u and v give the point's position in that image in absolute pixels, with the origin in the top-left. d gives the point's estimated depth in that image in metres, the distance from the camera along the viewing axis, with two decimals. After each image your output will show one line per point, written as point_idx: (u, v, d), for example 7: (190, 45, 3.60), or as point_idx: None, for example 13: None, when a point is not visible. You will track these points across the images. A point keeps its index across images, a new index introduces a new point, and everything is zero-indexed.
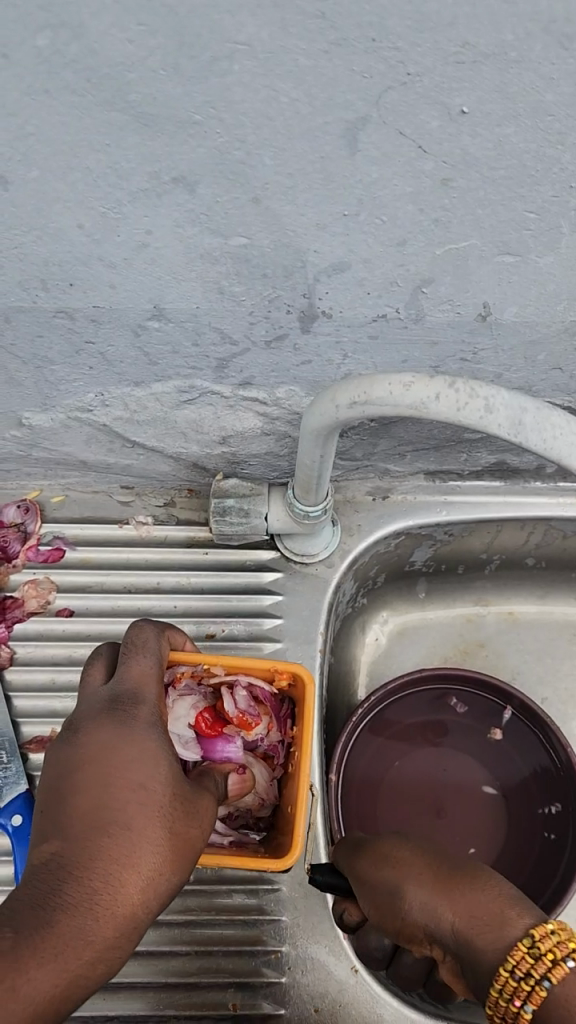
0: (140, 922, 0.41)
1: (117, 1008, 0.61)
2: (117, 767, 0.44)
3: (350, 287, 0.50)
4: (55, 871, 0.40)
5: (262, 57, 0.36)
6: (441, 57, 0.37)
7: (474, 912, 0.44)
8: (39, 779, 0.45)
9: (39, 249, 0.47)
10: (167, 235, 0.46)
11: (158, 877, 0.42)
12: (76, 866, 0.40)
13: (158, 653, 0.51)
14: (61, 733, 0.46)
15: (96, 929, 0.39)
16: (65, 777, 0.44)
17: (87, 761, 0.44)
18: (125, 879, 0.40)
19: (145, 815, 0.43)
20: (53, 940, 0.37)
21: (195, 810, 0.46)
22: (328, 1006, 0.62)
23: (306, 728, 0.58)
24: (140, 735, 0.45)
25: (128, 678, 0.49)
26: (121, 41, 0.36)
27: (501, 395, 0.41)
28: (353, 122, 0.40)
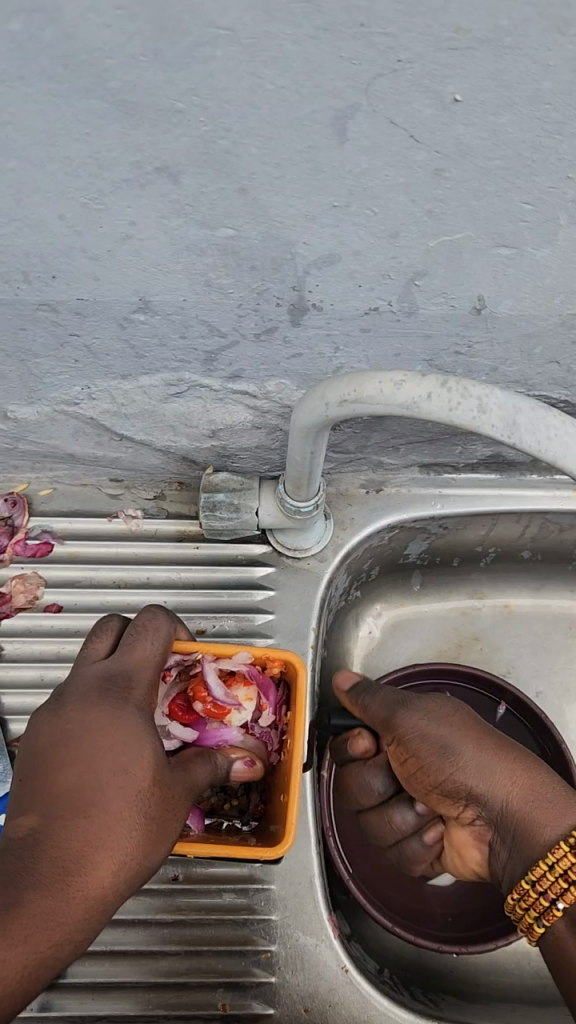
0: (111, 904, 0.40)
1: (106, 1007, 0.61)
2: (102, 750, 0.42)
3: (341, 280, 0.49)
4: (30, 846, 0.39)
5: (246, 41, 0.35)
6: (434, 43, 0.35)
7: (533, 795, 0.52)
8: (18, 754, 0.44)
9: (20, 240, 0.45)
10: (151, 227, 0.44)
11: (132, 862, 0.41)
12: (51, 843, 0.39)
13: (164, 639, 0.50)
14: (52, 708, 0.45)
15: (67, 910, 0.38)
16: (47, 754, 0.42)
17: (71, 741, 0.42)
18: (98, 862, 0.39)
19: (123, 798, 0.41)
20: (24, 919, 0.36)
21: (173, 800, 0.45)
22: (318, 1006, 0.61)
23: (297, 709, 0.55)
24: (128, 720, 0.44)
25: (126, 662, 0.48)
26: (98, 26, 0.34)
27: (494, 395, 0.40)
28: (342, 110, 0.38)
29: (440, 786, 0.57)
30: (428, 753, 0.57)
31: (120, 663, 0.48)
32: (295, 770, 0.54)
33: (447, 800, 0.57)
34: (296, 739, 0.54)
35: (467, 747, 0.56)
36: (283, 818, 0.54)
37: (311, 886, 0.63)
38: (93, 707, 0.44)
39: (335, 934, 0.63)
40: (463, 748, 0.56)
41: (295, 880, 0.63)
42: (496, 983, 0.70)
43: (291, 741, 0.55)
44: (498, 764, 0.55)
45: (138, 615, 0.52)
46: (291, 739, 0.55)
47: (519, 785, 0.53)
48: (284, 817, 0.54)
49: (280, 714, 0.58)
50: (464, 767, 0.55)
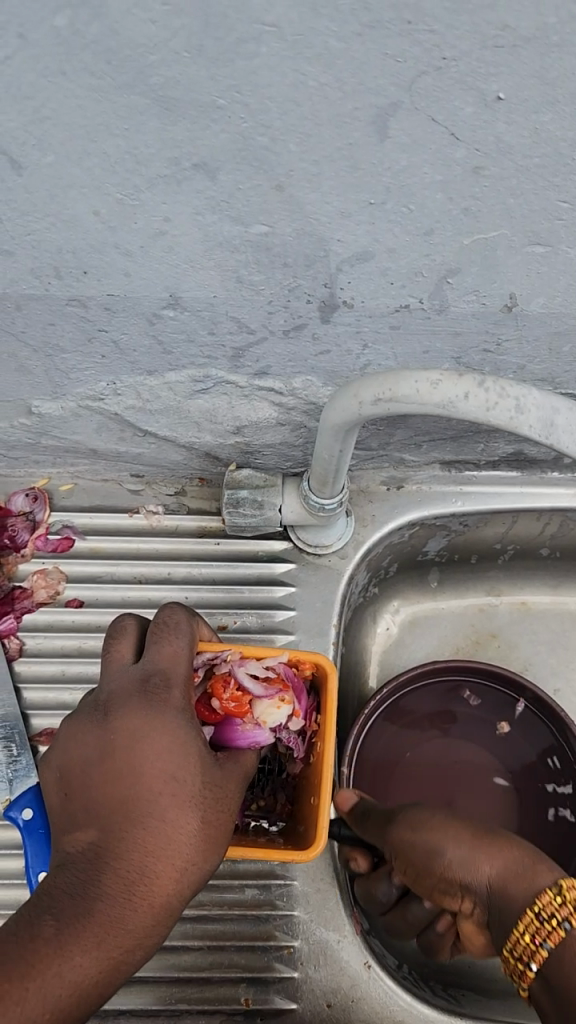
0: (177, 906, 0.41)
1: (128, 1002, 0.61)
2: (150, 758, 0.42)
3: (374, 278, 0.48)
4: (93, 860, 0.40)
5: (291, 38, 0.35)
6: (480, 41, 0.35)
7: (509, 872, 0.49)
8: (60, 763, 0.44)
9: (53, 236, 0.45)
10: (186, 223, 0.44)
11: (192, 866, 0.42)
12: (114, 856, 0.40)
13: (190, 634, 0.49)
14: (92, 716, 0.45)
15: (135, 917, 0.39)
16: (93, 766, 0.43)
17: (116, 751, 0.43)
18: (160, 872, 0.40)
19: (178, 806, 0.42)
20: (96, 929, 0.38)
21: (225, 796, 0.45)
22: (341, 1001, 0.61)
23: (328, 717, 0.56)
24: (173, 722, 0.43)
25: (157, 660, 0.47)
26: (143, 22, 0.34)
27: (532, 396, 0.40)
28: (383, 108, 0.38)
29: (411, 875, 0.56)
30: (420, 855, 0.54)
31: (153, 661, 0.47)
32: (328, 770, 0.54)
33: (444, 895, 0.53)
34: (328, 745, 0.55)
35: (456, 843, 0.52)
36: (313, 817, 0.54)
37: (333, 882, 0.64)
38: (132, 709, 0.44)
39: (357, 930, 0.63)
40: (446, 847, 0.53)
41: (317, 877, 0.64)
42: None
43: (321, 746, 0.55)
44: (484, 843, 0.52)
45: (162, 610, 0.51)
46: (321, 740, 0.56)
47: (501, 861, 0.50)
48: (314, 820, 0.54)
49: (310, 720, 0.56)
50: (448, 863, 0.52)
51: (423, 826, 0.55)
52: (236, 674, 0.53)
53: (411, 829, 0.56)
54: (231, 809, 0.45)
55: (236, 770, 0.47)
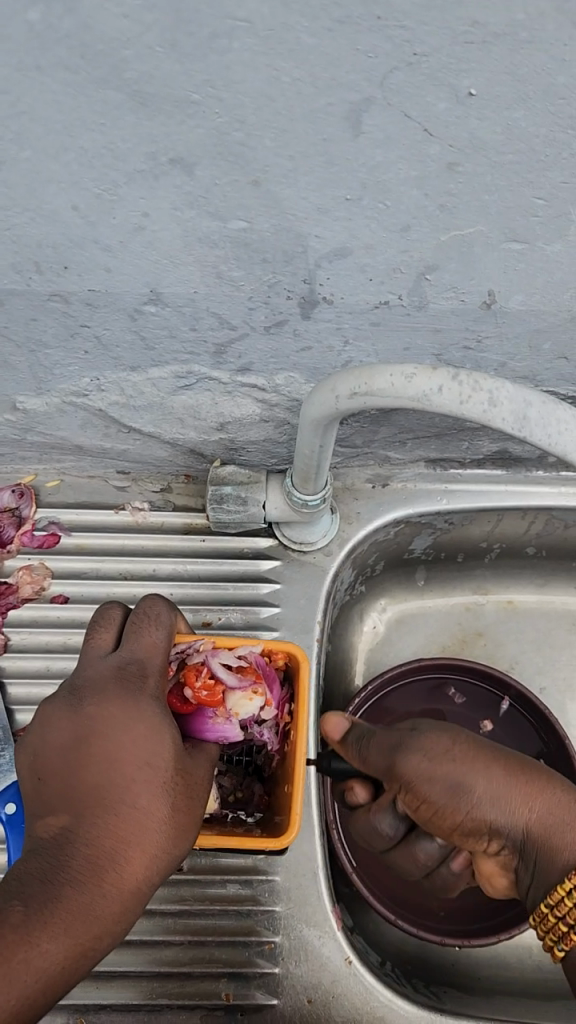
0: (147, 895, 0.41)
1: (110, 997, 0.61)
2: (123, 742, 0.43)
3: (353, 274, 0.49)
4: (64, 846, 0.40)
5: (263, 34, 0.35)
6: (450, 37, 0.35)
7: (555, 816, 0.50)
8: (30, 751, 0.44)
9: (33, 230, 0.45)
10: (164, 218, 0.45)
11: (163, 853, 0.42)
12: (85, 840, 0.40)
13: (169, 627, 0.50)
14: (64, 703, 0.45)
15: (104, 903, 0.39)
16: (65, 752, 0.43)
17: (89, 736, 0.43)
18: (131, 857, 0.40)
19: (150, 792, 0.42)
20: (65, 914, 0.37)
21: (196, 785, 0.46)
22: (321, 997, 0.61)
23: (301, 706, 0.56)
24: (149, 710, 0.44)
25: (135, 651, 0.48)
26: (116, 16, 0.34)
27: (505, 388, 0.40)
28: (356, 103, 0.38)
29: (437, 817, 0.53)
30: (442, 796, 0.52)
31: (131, 652, 0.48)
32: (301, 755, 0.54)
33: (467, 837, 0.52)
34: (301, 730, 0.55)
35: (494, 796, 0.51)
36: (289, 808, 0.54)
37: (315, 878, 0.64)
38: (109, 694, 0.44)
39: (339, 926, 0.63)
40: (475, 786, 0.51)
41: (299, 872, 0.64)
42: (497, 977, 0.70)
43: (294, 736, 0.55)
44: (532, 795, 0.51)
45: (139, 603, 0.52)
46: (294, 725, 0.56)
47: (544, 804, 0.50)
48: (288, 807, 0.54)
49: (284, 712, 0.56)
50: (477, 802, 0.51)
51: (435, 778, 0.52)
52: (209, 663, 0.53)
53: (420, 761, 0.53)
54: (200, 798, 0.46)
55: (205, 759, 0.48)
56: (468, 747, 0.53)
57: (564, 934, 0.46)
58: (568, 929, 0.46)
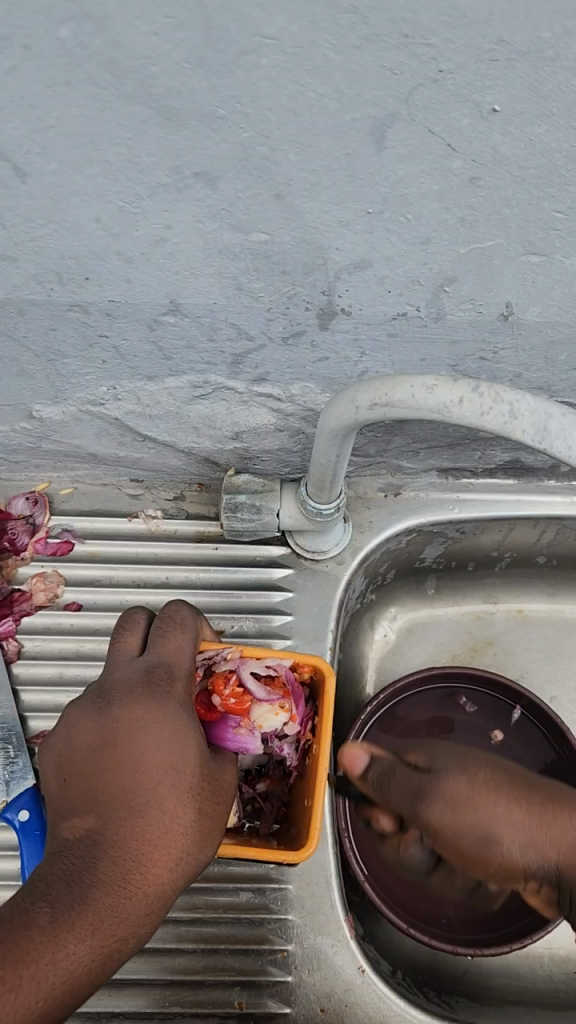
0: (169, 899, 0.41)
1: (123, 1004, 0.61)
2: (150, 747, 0.43)
3: (371, 286, 0.49)
4: (89, 844, 0.40)
5: (290, 51, 0.35)
6: (475, 55, 0.36)
7: (517, 825, 0.49)
8: (56, 753, 0.45)
9: (56, 242, 0.46)
10: (187, 231, 0.45)
11: (185, 857, 0.42)
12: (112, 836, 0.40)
13: (196, 632, 0.51)
14: (92, 706, 0.46)
15: (129, 904, 0.39)
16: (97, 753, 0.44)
17: (118, 738, 0.43)
18: (155, 860, 0.40)
19: (175, 796, 0.42)
20: (92, 914, 0.37)
21: (217, 790, 0.46)
22: (334, 1005, 0.62)
23: (324, 719, 0.56)
24: (175, 715, 0.45)
25: (162, 655, 0.49)
26: (146, 34, 0.34)
27: (525, 401, 0.40)
28: (381, 119, 0.39)
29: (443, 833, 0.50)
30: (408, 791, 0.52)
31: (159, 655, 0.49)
32: (322, 775, 0.54)
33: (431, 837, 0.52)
34: (324, 748, 0.55)
35: (448, 787, 0.51)
36: (307, 818, 0.54)
37: (327, 886, 0.64)
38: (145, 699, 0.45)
39: (351, 935, 0.63)
40: (444, 793, 0.51)
41: (312, 880, 0.64)
42: (508, 987, 0.70)
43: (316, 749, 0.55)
44: (487, 798, 0.50)
45: (165, 608, 0.53)
46: (317, 742, 0.56)
47: (501, 817, 0.49)
48: (306, 823, 0.54)
49: (305, 729, 0.56)
50: (441, 822, 0.50)
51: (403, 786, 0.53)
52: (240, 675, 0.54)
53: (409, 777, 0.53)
54: (220, 805, 0.46)
55: (231, 766, 0.49)
56: (448, 769, 0.52)
57: (571, 823, 0.48)
58: (561, 831, 0.48)
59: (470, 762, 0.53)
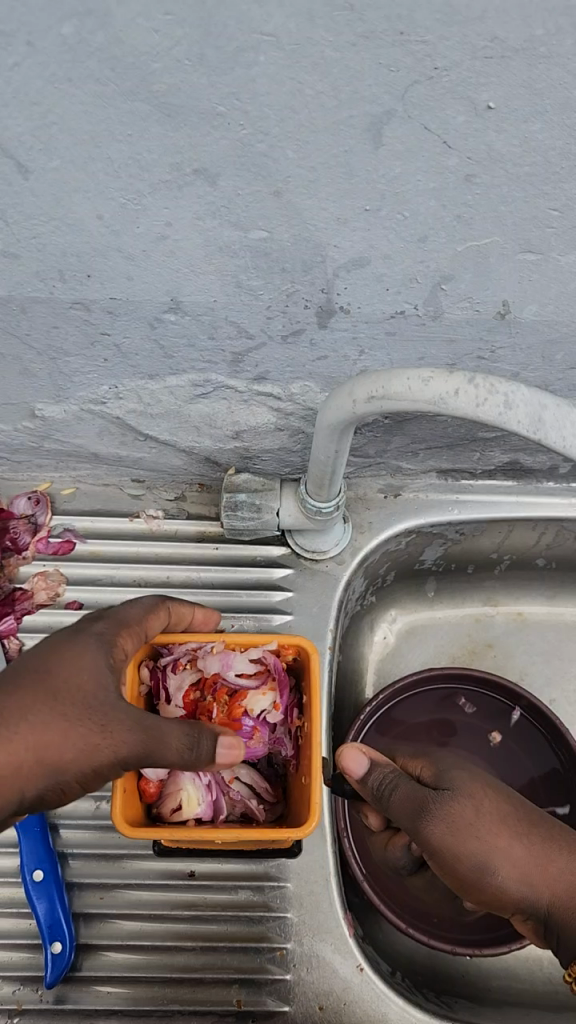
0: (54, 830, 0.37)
1: (121, 1001, 0.61)
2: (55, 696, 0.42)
3: (369, 284, 0.50)
4: None
5: (288, 48, 0.36)
6: (470, 52, 0.36)
7: (547, 875, 0.52)
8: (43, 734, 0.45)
9: (58, 240, 0.46)
10: (187, 228, 0.46)
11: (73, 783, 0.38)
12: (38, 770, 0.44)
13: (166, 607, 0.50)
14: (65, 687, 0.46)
15: None
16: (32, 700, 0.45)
17: (54, 678, 0.46)
18: None
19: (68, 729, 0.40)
20: None
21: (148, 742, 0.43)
22: (333, 1004, 0.62)
23: (313, 697, 0.57)
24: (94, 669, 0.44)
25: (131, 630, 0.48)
26: (147, 31, 0.35)
27: (521, 392, 0.40)
28: (377, 117, 0.39)
29: (471, 885, 0.53)
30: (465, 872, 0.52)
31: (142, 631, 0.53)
32: (316, 743, 0.56)
33: (469, 890, 0.53)
34: (316, 719, 0.56)
35: (500, 862, 0.52)
36: (307, 801, 0.54)
37: (326, 885, 0.64)
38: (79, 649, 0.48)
39: (350, 933, 0.63)
40: (491, 865, 0.52)
41: (311, 879, 0.64)
42: (507, 989, 0.70)
43: (308, 729, 0.57)
44: (506, 836, 0.53)
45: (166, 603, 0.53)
46: (307, 717, 0.58)
47: (535, 866, 0.53)
48: (307, 798, 0.54)
49: (292, 716, 0.59)
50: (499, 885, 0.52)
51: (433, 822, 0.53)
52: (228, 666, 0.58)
53: (447, 824, 0.52)
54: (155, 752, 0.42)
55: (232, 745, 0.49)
56: (470, 804, 0.53)
57: None
58: None
59: (498, 814, 0.54)
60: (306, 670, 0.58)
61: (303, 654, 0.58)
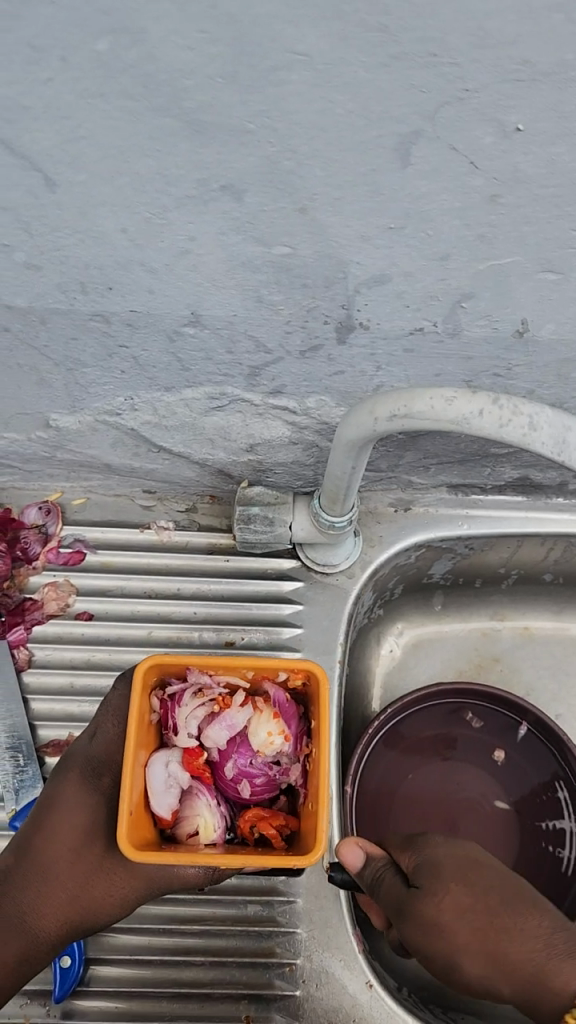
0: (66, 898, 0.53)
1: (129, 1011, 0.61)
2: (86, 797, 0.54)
3: (389, 300, 0.50)
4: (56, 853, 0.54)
5: (321, 68, 0.36)
6: (500, 73, 0.37)
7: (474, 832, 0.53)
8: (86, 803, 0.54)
9: (81, 253, 0.47)
10: (211, 243, 0.46)
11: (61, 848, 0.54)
12: (61, 898, 0.53)
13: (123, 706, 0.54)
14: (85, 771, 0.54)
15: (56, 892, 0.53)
16: (100, 887, 0.52)
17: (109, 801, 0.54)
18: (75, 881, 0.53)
19: (74, 859, 0.53)
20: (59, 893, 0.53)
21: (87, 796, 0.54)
22: (342, 1020, 0.61)
23: (320, 717, 0.49)
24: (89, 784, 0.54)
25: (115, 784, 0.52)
26: (181, 49, 0.35)
27: (544, 413, 0.41)
28: (406, 135, 0.39)
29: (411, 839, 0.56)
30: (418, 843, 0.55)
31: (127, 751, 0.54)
32: (324, 770, 0.48)
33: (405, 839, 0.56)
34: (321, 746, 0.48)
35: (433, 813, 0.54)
36: (314, 824, 0.47)
37: (335, 900, 0.64)
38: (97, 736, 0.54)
39: (360, 949, 0.63)
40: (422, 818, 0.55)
41: (320, 894, 0.64)
42: None
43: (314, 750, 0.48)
44: None
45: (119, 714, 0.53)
46: (315, 746, 0.49)
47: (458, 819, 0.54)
48: (314, 828, 0.47)
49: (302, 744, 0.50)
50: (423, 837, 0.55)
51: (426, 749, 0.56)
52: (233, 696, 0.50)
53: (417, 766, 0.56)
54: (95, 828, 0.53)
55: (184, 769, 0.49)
56: None
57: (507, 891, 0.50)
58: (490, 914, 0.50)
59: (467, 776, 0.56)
60: (315, 691, 0.49)
61: (310, 677, 0.50)
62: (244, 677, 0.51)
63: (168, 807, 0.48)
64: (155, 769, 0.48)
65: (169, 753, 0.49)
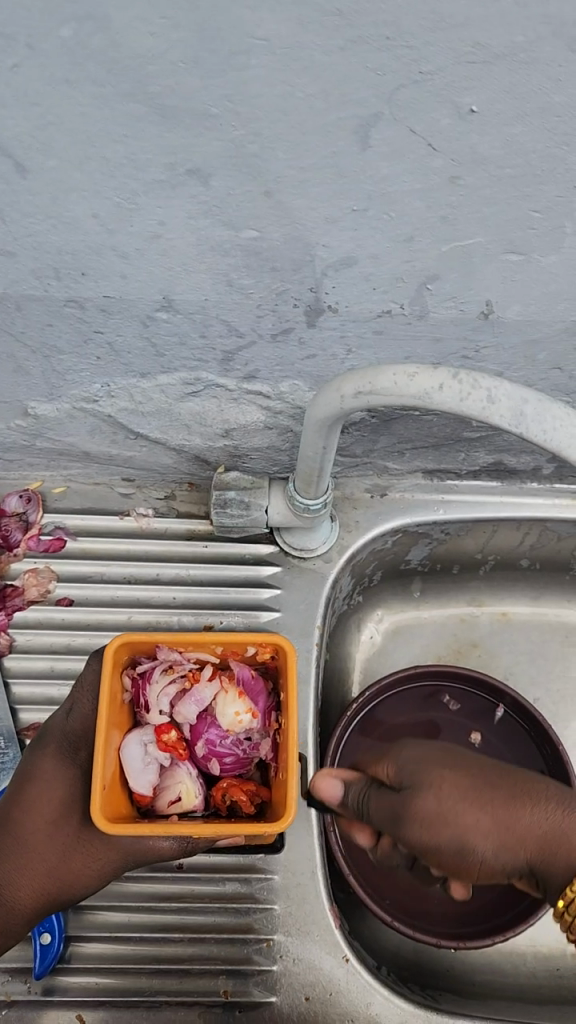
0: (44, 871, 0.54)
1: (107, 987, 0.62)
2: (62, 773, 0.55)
3: (357, 283, 0.51)
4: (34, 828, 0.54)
5: (280, 52, 0.38)
6: (454, 56, 0.38)
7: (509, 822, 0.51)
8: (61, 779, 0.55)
9: (53, 238, 0.48)
10: (180, 227, 0.47)
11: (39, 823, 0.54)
12: (40, 871, 0.54)
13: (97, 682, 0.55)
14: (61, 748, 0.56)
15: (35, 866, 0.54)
16: (78, 861, 0.53)
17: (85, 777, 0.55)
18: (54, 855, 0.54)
19: (52, 834, 0.54)
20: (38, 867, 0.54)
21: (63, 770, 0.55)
22: (319, 995, 0.63)
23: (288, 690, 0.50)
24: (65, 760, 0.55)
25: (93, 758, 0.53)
26: (144, 34, 0.37)
27: (503, 387, 0.42)
28: (365, 119, 0.41)
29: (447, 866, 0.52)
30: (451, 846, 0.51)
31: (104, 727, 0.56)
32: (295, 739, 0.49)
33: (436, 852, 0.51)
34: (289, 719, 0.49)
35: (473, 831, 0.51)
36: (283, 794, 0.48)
37: (313, 878, 0.65)
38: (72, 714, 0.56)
39: (337, 925, 0.64)
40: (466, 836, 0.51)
41: (297, 872, 0.65)
42: (488, 981, 0.71)
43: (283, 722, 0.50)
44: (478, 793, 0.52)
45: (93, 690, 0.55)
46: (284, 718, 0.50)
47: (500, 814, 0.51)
48: (283, 796, 0.48)
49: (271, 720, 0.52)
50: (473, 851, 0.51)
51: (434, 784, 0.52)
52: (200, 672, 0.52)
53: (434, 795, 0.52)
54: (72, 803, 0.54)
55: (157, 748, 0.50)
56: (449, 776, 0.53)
57: None
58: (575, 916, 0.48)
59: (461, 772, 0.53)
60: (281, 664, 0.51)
61: (277, 651, 0.51)
62: (214, 654, 0.52)
63: (146, 783, 0.49)
64: (131, 747, 0.49)
65: (144, 731, 0.50)
